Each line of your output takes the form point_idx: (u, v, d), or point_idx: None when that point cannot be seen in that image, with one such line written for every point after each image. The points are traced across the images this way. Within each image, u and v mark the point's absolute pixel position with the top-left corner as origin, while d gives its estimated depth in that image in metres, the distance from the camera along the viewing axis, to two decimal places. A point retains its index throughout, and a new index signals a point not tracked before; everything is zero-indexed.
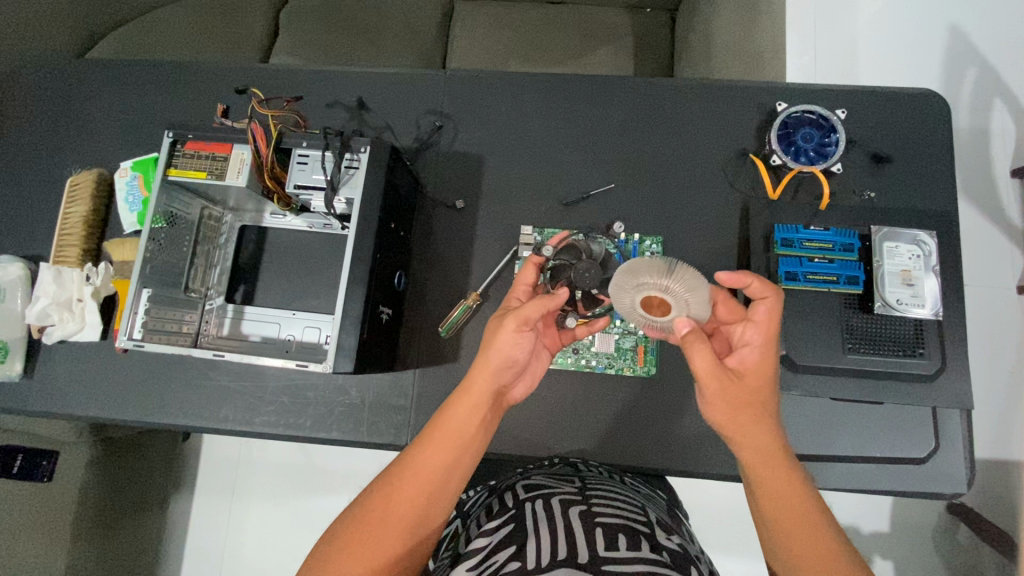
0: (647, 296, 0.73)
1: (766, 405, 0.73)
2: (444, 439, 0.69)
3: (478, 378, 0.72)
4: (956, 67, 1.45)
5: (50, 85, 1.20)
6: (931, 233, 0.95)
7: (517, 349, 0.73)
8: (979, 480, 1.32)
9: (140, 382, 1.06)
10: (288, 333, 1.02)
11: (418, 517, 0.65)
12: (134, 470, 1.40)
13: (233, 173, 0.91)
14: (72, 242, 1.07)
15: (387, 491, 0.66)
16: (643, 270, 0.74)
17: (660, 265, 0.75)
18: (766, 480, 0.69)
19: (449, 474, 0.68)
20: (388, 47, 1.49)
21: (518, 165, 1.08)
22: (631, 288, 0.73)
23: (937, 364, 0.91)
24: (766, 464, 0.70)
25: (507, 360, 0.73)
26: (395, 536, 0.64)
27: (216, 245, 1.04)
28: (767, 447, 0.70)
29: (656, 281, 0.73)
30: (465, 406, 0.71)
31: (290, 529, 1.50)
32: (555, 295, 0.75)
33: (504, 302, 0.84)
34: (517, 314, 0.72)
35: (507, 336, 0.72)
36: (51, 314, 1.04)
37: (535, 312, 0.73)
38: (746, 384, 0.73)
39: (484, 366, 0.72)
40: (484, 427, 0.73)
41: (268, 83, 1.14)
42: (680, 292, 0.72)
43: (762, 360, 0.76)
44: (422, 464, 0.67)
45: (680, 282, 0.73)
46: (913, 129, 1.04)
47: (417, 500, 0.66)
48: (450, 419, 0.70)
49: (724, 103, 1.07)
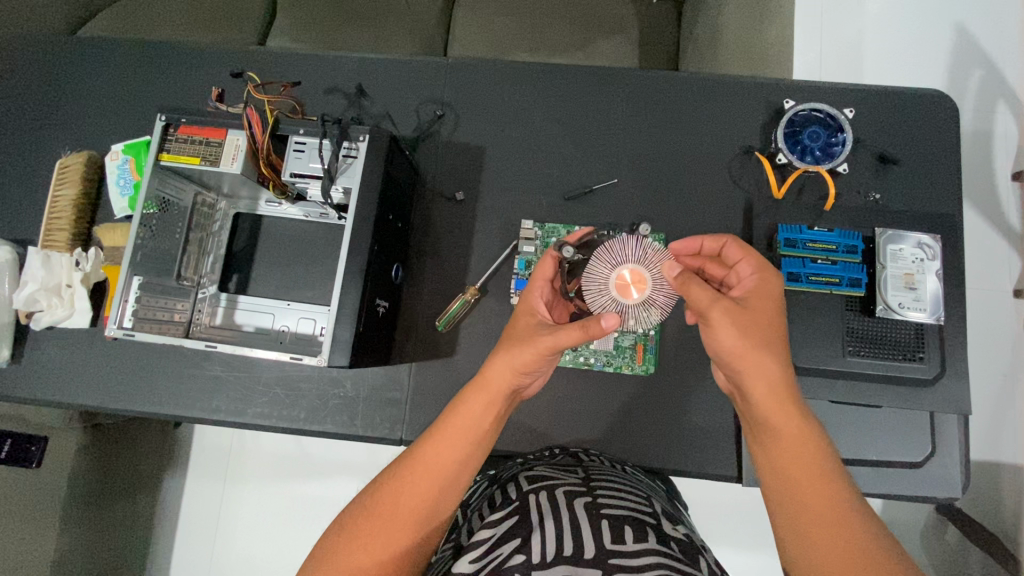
0: (615, 281, 0.79)
1: (775, 336, 0.70)
2: (456, 429, 0.67)
3: (494, 372, 0.69)
4: (961, 68, 1.44)
5: (40, 64, 1.17)
6: (935, 236, 0.94)
7: (542, 364, 0.71)
8: (971, 483, 1.32)
9: (131, 371, 1.04)
10: (282, 324, 1.01)
11: (429, 510, 0.64)
12: (124, 456, 1.39)
13: (227, 160, 0.88)
14: (60, 226, 1.04)
15: (398, 484, 0.64)
16: (596, 269, 0.81)
17: (597, 254, 0.82)
18: (779, 424, 0.66)
19: (466, 462, 0.66)
20: (388, 32, 1.45)
21: (518, 157, 1.06)
22: (597, 287, 0.80)
23: (936, 369, 0.91)
24: (773, 400, 0.67)
25: (533, 368, 0.71)
26: (404, 528, 0.62)
27: (209, 232, 1.02)
28: (778, 384, 0.67)
29: (610, 267, 0.80)
30: (479, 402, 0.68)
31: (281, 518, 1.49)
32: (592, 326, 0.70)
33: (529, 298, 0.80)
34: (553, 339, 0.69)
35: (527, 354, 0.69)
36: (39, 300, 1.02)
37: (574, 341, 0.70)
38: (749, 312, 0.71)
39: (502, 365, 0.69)
40: (496, 422, 0.71)
41: (264, 67, 1.11)
42: (632, 256, 0.81)
43: (766, 289, 0.75)
44: (434, 459, 0.65)
45: (624, 250, 0.81)
46: (919, 130, 1.03)
47: (428, 494, 0.64)
48: (463, 409, 0.68)
49: (730, 99, 1.05)
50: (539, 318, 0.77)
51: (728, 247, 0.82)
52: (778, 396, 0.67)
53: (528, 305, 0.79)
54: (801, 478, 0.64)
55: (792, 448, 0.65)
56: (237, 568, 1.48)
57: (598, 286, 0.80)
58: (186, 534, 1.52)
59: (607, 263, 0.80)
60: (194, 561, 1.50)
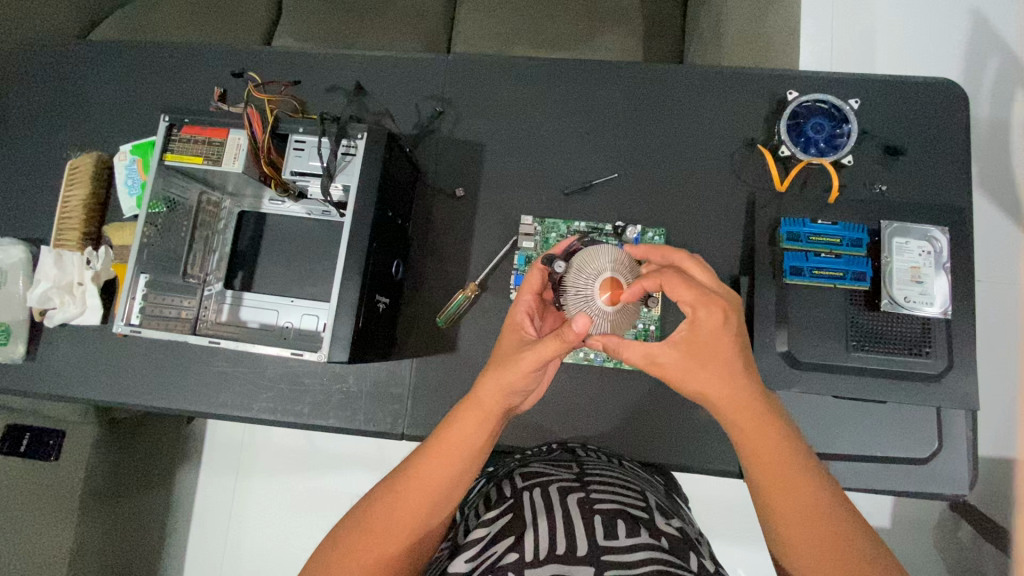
0: (599, 290, 0.74)
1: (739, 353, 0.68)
2: (450, 447, 0.67)
3: (486, 392, 0.69)
4: (977, 55, 1.39)
5: (53, 66, 1.19)
6: (944, 228, 0.92)
7: (529, 382, 0.70)
8: (985, 481, 1.29)
9: (141, 366, 1.07)
10: (285, 320, 1.01)
11: (423, 522, 0.64)
12: (138, 449, 1.42)
13: (229, 158, 0.89)
14: (71, 225, 1.07)
15: (394, 496, 0.65)
16: (575, 281, 0.77)
17: (580, 261, 0.78)
18: (756, 438, 0.66)
19: (457, 481, 0.66)
20: (392, 28, 1.46)
21: (519, 152, 1.06)
22: (582, 300, 0.76)
23: (944, 363, 0.89)
24: (745, 409, 0.67)
25: (523, 388, 0.70)
26: (399, 539, 0.63)
27: (214, 230, 1.03)
28: (749, 397, 0.67)
29: (591, 276, 0.76)
30: (473, 420, 0.68)
31: (291, 511, 1.52)
32: (566, 331, 0.66)
33: (512, 315, 0.77)
34: (536, 356, 0.67)
35: (516, 372, 0.68)
36: (53, 297, 1.04)
37: (554, 352, 0.67)
38: (680, 353, 0.68)
39: (493, 384, 0.68)
40: (491, 438, 0.71)
41: (268, 66, 1.13)
42: (610, 265, 0.76)
43: (700, 320, 0.68)
44: (428, 473, 0.65)
45: (601, 258, 0.77)
46: (927, 120, 1.00)
47: (421, 508, 0.64)
48: (456, 427, 0.68)
49: (732, 92, 1.04)
50: (525, 333, 0.75)
51: (668, 281, 0.69)
52: (747, 406, 0.67)
53: (512, 320, 0.77)
54: (780, 486, 0.64)
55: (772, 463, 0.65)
56: (248, 561, 1.51)
57: (583, 297, 0.76)
58: (198, 526, 1.55)
59: (592, 272, 0.76)
60: (206, 552, 1.54)
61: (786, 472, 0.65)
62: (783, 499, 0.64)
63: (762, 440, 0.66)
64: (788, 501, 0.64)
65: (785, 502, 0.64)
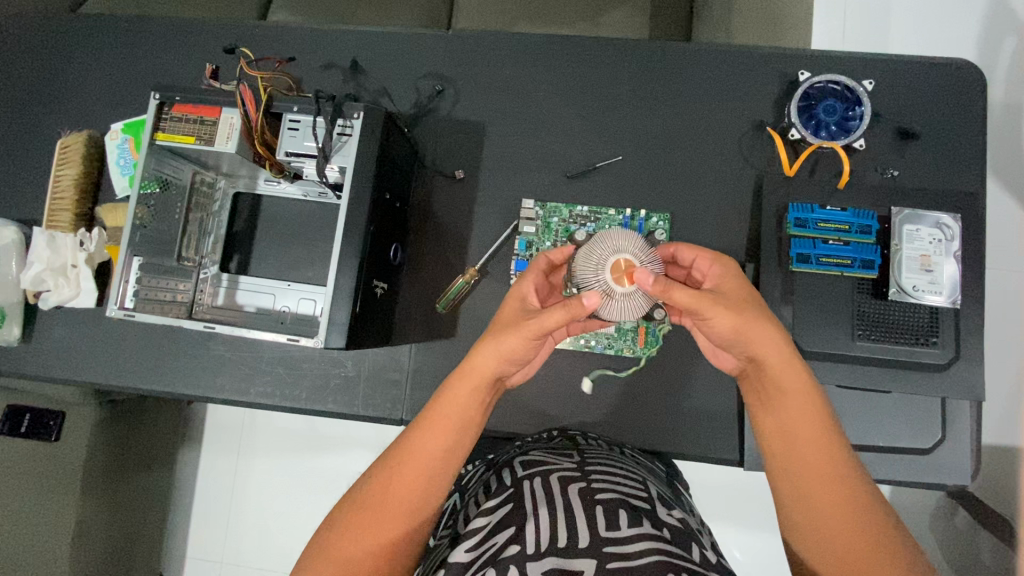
0: (613, 270, 0.71)
1: (757, 307, 0.69)
2: (443, 417, 0.66)
3: (481, 359, 0.67)
4: (993, 34, 1.33)
5: (40, 41, 1.16)
6: (955, 216, 0.90)
7: (528, 350, 0.69)
8: (986, 469, 1.28)
9: (137, 350, 1.06)
10: (282, 305, 1.00)
11: (418, 503, 0.64)
12: (145, 432, 1.40)
13: (221, 138, 0.86)
14: (64, 206, 1.05)
15: (387, 476, 0.64)
16: (595, 249, 0.73)
17: (597, 239, 0.75)
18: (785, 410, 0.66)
19: (450, 453, 0.65)
20: (391, 4, 1.41)
21: (520, 134, 1.03)
22: (591, 269, 0.72)
23: (950, 353, 0.87)
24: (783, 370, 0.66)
25: (519, 356, 0.68)
26: (394, 521, 0.62)
27: (209, 212, 1.01)
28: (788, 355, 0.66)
29: (609, 250, 0.73)
30: (463, 390, 0.67)
31: (291, 492, 1.53)
32: (574, 304, 0.67)
33: (512, 290, 0.76)
34: (538, 323, 0.67)
35: (515, 338, 0.67)
36: (46, 279, 1.02)
37: (558, 322, 0.67)
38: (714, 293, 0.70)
39: (493, 351, 0.67)
40: (484, 407, 0.70)
41: (262, 42, 1.09)
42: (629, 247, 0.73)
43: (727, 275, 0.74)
44: (421, 446, 0.65)
45: (619, 240, 0.74)
46: (942, 103, 0.97)
47: (415, 484, 0.63)
48: (448, 396, 0.67)
49: (742, 72, 1.01)
50: (527, 305, 0.74)
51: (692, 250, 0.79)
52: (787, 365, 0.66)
53: (516, 293, 0.75)
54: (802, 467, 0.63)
55: (793, 445, 0.64)
56: (250, 541, 1.53)
57: (594, 268, 0.72)
58: (201, 505, 1.56)
59: (608, 246, 0.73)
60: (208, 530, 1.55)
61: (809, 450, 0.63)
62: (807, 480, 0.63)
63: (789, 412, 0.65)
64: (809, 483, 0.62)
65: (810, 481, 0.62)
